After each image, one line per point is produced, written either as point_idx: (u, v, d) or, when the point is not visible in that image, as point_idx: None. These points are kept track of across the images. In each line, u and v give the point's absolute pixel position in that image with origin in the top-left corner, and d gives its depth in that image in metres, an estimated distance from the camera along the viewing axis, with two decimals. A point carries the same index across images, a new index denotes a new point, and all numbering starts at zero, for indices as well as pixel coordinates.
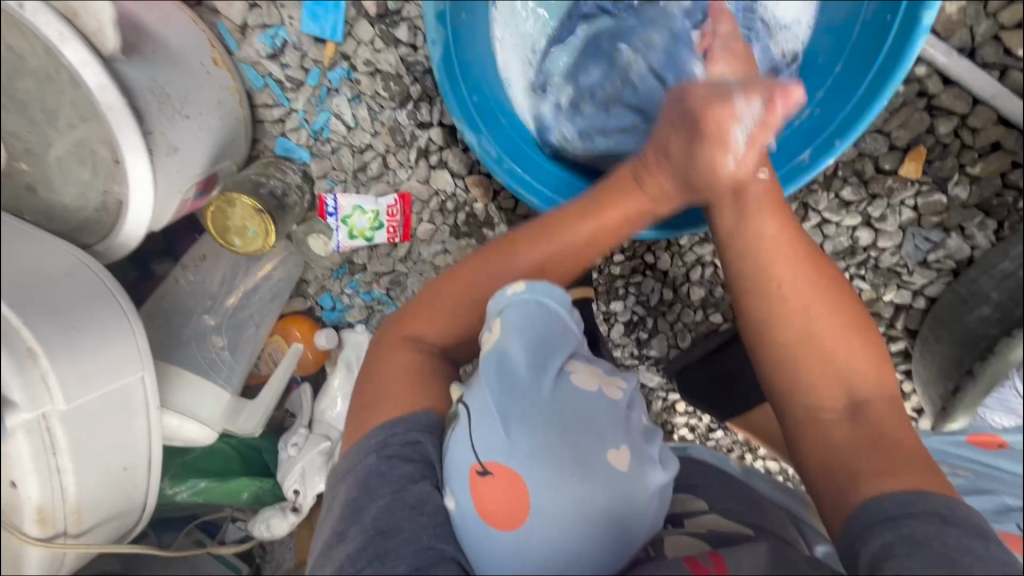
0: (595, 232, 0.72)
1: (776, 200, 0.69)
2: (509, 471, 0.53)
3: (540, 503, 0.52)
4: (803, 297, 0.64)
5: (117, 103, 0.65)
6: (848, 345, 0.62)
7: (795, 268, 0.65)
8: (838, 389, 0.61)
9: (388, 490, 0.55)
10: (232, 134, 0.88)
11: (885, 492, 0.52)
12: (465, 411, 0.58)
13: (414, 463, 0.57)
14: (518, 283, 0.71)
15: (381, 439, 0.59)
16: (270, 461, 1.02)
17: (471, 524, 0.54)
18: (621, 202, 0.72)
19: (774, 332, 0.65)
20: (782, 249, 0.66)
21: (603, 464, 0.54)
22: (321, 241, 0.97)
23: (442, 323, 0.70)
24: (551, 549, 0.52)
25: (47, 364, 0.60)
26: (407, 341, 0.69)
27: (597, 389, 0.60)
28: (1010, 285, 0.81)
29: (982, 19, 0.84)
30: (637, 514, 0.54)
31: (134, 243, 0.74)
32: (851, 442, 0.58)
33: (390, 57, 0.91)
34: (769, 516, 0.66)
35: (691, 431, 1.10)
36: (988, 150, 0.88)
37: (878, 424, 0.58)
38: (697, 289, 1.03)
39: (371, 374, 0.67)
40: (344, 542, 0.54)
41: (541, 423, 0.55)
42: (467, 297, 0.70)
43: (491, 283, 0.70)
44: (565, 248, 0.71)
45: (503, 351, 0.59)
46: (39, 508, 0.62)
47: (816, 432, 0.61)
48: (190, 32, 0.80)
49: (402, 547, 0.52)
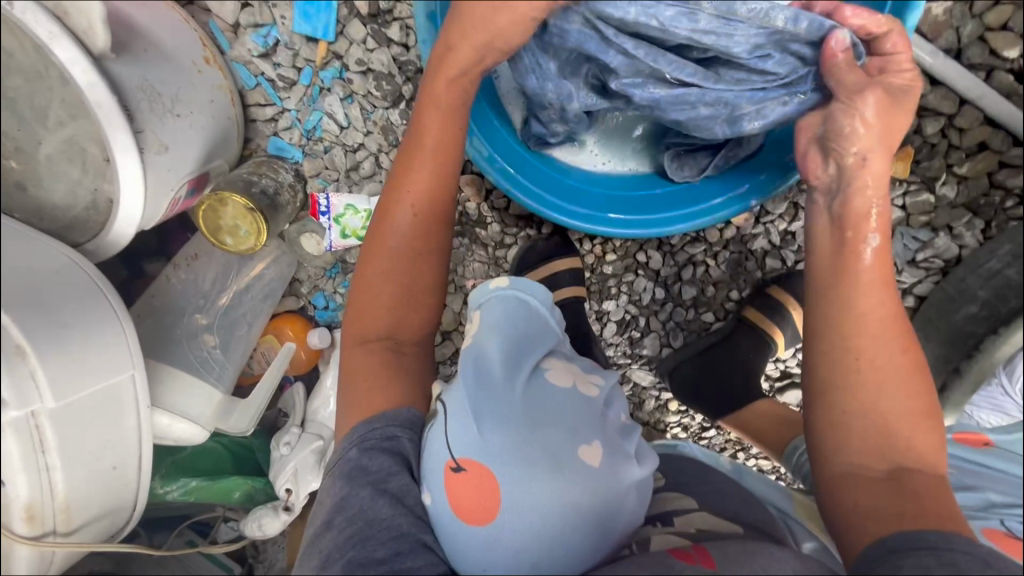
0: (434, 146, 0.72)
1: (884, 273, 0.68)
2: (481, 467, 0.54)
3: (512, 498, 0.52)
4: (879, 370, 0.64)
5: (107, 100, 0.64)
6: (909, 419, 0.63)
7: (880, 332, 0.66)
8: (883, 453, 0.62)
9: (369, 481, 0.57)
10: (224, 133, 0.88)
11: (904, 531, 0.54)
12: (442, 409, 0.59)
13: (392, 456, 0.59)
14: (412, 232, 0.73)
15: (360, 435, 0.61)
16: (263, 460, 1.02)
17: (446, 521, 0.54)
18: (429, 106, 0.72)
19: (840, 391, 0.65)
20: (874, 321, 0.66)
21: (573, 458, 0.54)
22: (314, 240, 0.98)
23: (378, 312, 0.71)
24: (525, 543, 0.52)
25: (36, 362, 0.60)
26: (355, 343, 0.70)
27: (570, 384, 0.61)
28: (996, 284, 0.85)
29: (968, 20, 0.85)
30: (612, 508, 0.54)
31: (125, 241, 0.74)
32: (886, 497, 0.59)
33: (382, 56, 0.91)
34: (758, 512, 0.66)
35: (684, 429, 1.11)
36: (974, 149, 0.88)
37: (918, 488, 0.58)
38: (689, 287, 1.04)
39: (346, 384, 0.67)
40: (332, 530, 0.55)
41: (512, 420, 0.55)
42: (377, 270, 0.72)
43: (389, 251, 0.72)
44: (422, 176, 0.73)
45: (480, 349, 0.61)
46: (28, 506, 0.62)
47: (846, 480, 0.62)
48: (181, 30, 0.80)
49: (383, 533, 0.53)
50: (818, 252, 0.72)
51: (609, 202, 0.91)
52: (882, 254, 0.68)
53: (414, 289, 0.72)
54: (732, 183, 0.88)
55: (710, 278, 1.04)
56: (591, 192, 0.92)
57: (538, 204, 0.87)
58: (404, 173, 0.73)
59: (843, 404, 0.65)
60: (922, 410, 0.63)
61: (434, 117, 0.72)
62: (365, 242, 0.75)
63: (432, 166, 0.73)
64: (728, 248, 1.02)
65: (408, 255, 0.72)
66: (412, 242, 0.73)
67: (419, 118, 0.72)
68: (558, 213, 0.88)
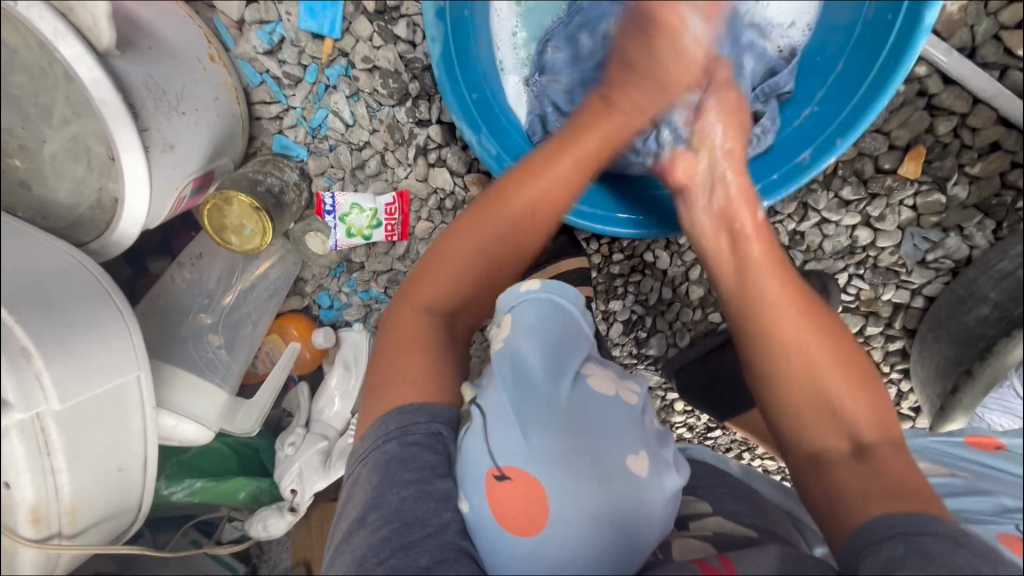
0: (578, 164, 0.74)
1: (774, 256, 0.71)
2: (527, 476, 0.53)
3: (559, 508, 0.52)
4: (802, 350, 0.65)
5: (111, 97, 0.63)
6: (848, 393, 0.63)
7: (793, 313, 0.66)
8: (842, 433, 0.62)
9: (411, 481, 0.56)
10: (229, 131, 0.87)
11: (869, 517, 0.53)
12: (478, 412, 0.59)
13: (436, 453, 0.58)
14: (528, 222, 0.74)
15: (401, 426, 0.60)
16: (267, 459, 1.01)
17: (487, 528, 0.53)
18: (596, 127, 0.75)
19: (776, 387, 0.65)
20: (781, 296, 0.67)
21: (622, 468, 0.54)
22: (320, 239, 0.97)
23: (450, 286, 0.72)
24: (569, 556, 0.51)
25: (41, 364, 0.59)
26: (418, 307, 0.70)
27: (613, 392, 0.60)
28: (1008, 286, 0.82)
29: (982, 18, 0.84)
30: (655, 520, 0.54)
31: (129, 241, 0.73)
32: (850, 478, 0.58)
33: (388, 53, 0.90)
34: (770, 515, 0.66)
35: (690, 430, 1.11)
36: (987, 150, 0.87)
37: (884, 464, 0.58)
38: (697, 288, 1.03)
39: (388, 350, 0.67)
40: (365, 528, 0.55)
41: (559, 428, 0.55)
42: (480, 248, 0.73)
43: (495, 236, 0.73)
44: (551, 187, 0.73)
45: (518, 351, 0.60)
46: (34, 508, 0.61)
47: (820, 468, 0.61)
48: (187, 26, 0.79)
49: (427, 540, 0.53)
50: (714, 257, 0.73)
51: (615, 202, 0.91)
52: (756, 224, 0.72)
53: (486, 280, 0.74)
54: (762, 171, 0.85)
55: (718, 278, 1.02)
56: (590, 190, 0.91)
57: None
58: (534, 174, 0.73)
59: (781, 391, 0.65)
60: (858, 378, 0.63)
61: (636, 81, 0.76)
62: (466, 212, 0.75)
63: (565, 179, 0.74)
64: None
65: (502, 250, 0.74)
66: (511, 237, 0.74)
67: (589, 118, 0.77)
68: None
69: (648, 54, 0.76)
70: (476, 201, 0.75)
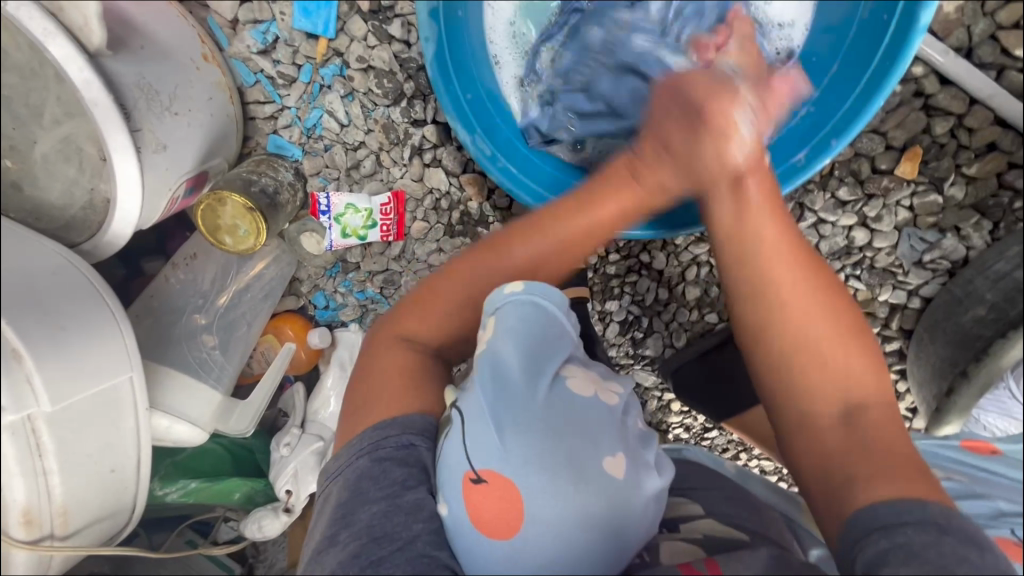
0: (592, 221, 0.72)
1: (774, 203, 0.69)
2: (503, 479, 0.54)
3: (535, 511, 0.53)
4: (800, 305, 0.64)
5: (103, 99, 0.63)
6: (843, 353, 0.62)
7: (787, 264, 0.65)
8: (836, 396, 0.60)
9: (382, 497, 0.56)
10: (223, 131, 0.87)
11: (872, 501, 0.52)
12: (457, 416, 0.59)
13: (408, 467, 0.58)
14: (518, 275, 0.71)
15: (374, 442, 0.60)
16: (262, 460, 1.01)
17: (464, 531, 0.54)
18: (615, 191, 0.72)
19: (772, 352, 0.64)
20: (776, 253, 0.66)
21: (598, 470, 0.54)
22: (314, 239, 0.96)
23: (440, 321, 0.71)
24: (545, 557, 0.52)
25: (31, 366, 0.59)
26: (399, 337, 0.70)
27: (592, 394, 0.61)
28: (1005, 287, 0.82)
29: (979, 19, 0.83)
30: (633, 521, 0.54)
31: (122, 242, 0.72)
32: (845, 448, 0.58)
33: (383, 53, 0.89)
34: (763, 517, 0.66)
35: (686, 430, 1.11)
36: (984, 150, 0.87)
37: (874, 430, 0.58)
38: (693, 288, 1.03)
39: (365, 374, 0.67)
40: (336, 546, 0.55)
41: (536, 431, 0.55)
42: (471, 288, 0.71)
43: (495, 281, 0.71)
44: (560, 242, 0.72)
45: (497, 354, 0.60)
46: (26, 509, 0.61)
47: (813, 435, 0.61)
48: (180, 25, 0.79)
49: (394, 555, 0.53)
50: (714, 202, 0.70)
51: None
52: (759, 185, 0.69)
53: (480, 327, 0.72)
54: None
55: (715, 278, 1.03)
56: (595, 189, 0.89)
57: (534, 199, 0.86)
58: (536, 238, 0.71)
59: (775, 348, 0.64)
60: (853, 343, 0.62)
61: (673, 124, 0.70)
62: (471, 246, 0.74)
63: (577, 238, 0.72)
64: None
65: None
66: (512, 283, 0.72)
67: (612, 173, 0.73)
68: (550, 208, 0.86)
69: (688, 128, 0.69)
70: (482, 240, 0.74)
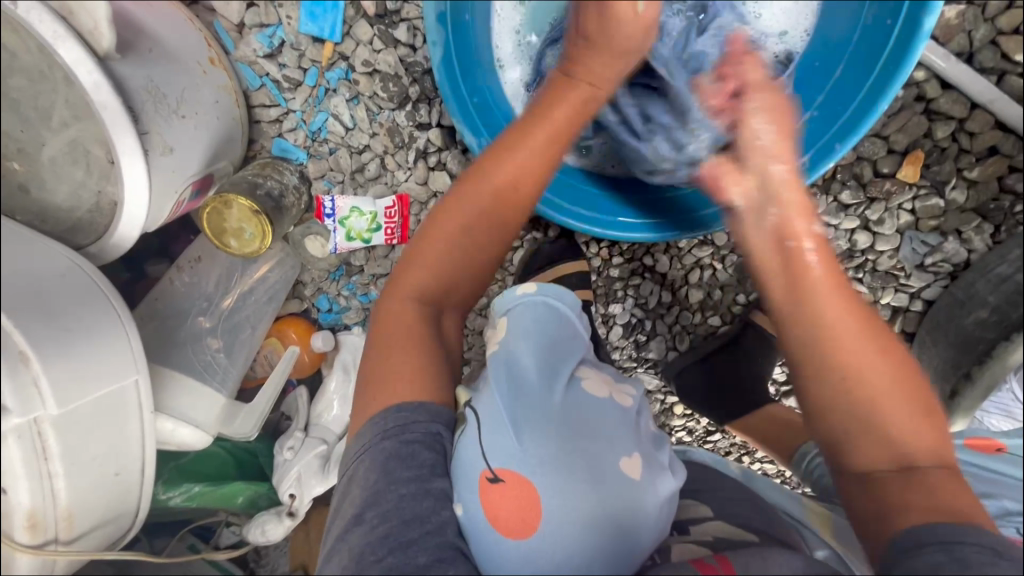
0: (551, 134, 0.72)
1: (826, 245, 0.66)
2: (520, 477, 0.55)
3: (552, 508, 0.54)
4: (856, 345, 0.61)
5: (112, 102, 0.63)
6: (903, 400, 0.59)
7: (844, 304, 0.62)
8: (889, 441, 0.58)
9: (410, 478, 0.55)
10: (229, 134, 0.87)
11: (906, 530, 0.52)
12: (472, 415, 0.60)
13: (435, 451, 0.58)
14: (495, 198, 0.72)
15: (399, 423, 0.59)
16: (265, 464, 1.00)
17: (480, 530, 0.54)
18: (565, 99, 0.73)
19: (830, 402, 0.61)
20: (835, 294, 0.63)
21: (614, 469, 0.56)
22: (319, 242, 0.96)
23: (438, 271, 0.72)
24: (562, 558, 0.52)
25: (39, 369, 0.59)
26: (406, 294, 0.70)
27: (606, 394, 0.64)
28: (1007, 289, 0.83)
29: (980, 24, 0.84)
30: (650, 522, 0.55)
31: (128, 244, 0.73)
32: (902, 492, 0.56)
33: (389, 57, 0.90)
34: (772, 519, 0.66)
35: (690, 433, 1.11)
36: (985, 154, 0.88)
37: (933, 477, 0.56)
38: (696, 291, 1.03)
39: (376, 348, 0.67)
40: (362, 526, 0.54)
41: (552, 430, 0.57)
42: (457, 231, 0.72)
43: (478, 214, 0.72)
44: (526, 158, 0.72)
45: (511, 354, 0.64)
46: (31, 513, 0.61)
47: (873, 487, 0.58)
48: (187, 29, 0.79)
49: (425, 539, 0.52)
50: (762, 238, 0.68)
51: (618, 206, 0.92)
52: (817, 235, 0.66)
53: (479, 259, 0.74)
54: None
55: (718, 282, 1.03)
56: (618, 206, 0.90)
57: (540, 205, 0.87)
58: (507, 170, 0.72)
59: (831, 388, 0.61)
60: (921, 406, 0.60)
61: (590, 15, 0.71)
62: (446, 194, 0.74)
63: (542, 153, 0.72)
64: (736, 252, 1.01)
65: (487, 229, 0.73)
66: (495, 213, 0.73)
67: (560, 89, 0.73)
68: (557, 214, 0.88)
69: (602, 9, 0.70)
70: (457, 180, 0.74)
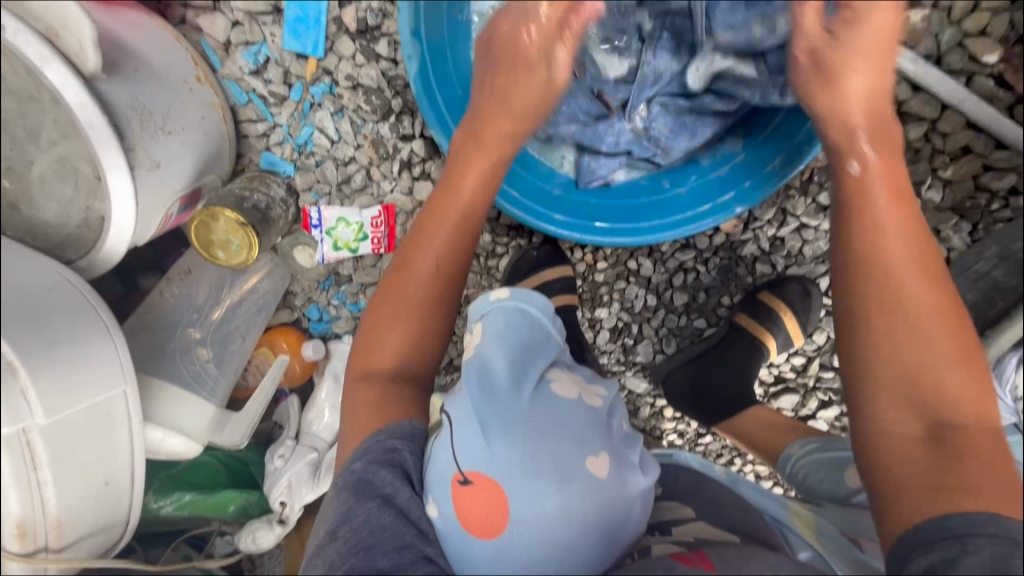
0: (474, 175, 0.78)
1: (892, 185, 0.66)
2: (488, 479, 0.57)
3: (519, 510, 0.56)
4: (914, 293, 0.61)
5: (98, 121, 0.66)
6: (956, 363, 0.59)
7: (909, 249, 0.63)
8: (920, 409, 0.58)
9: (377, 495, 0.60)
10: (217, 148, 0.89)
11: (934, 512, 0.52)
12: (446, 419, 0.64)
13: (393, 469, 0.62)
14: (429, 277, 0.76)
15: (366, 447, 0.65)
16: (257, 473, 1.02)
17: (450, 530, 0.58)
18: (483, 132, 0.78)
19: (861, 343, 0.63)
20: (902, 243, 0.63)
21: (580, 470, 0.58)
22: (307, 253, 1.00)
23: (386, 349, 0.74)
24: (530, 558, 0.55)
25: (26, 380, 0.60)
26: (355, 379, 0.73)
27: (575, 395, 0.67)
28: (983, 286, 0.90)
29: (946, 27, 0.85)
30: (619, 518, 0.58)
31: (116, 258, 0.75)
32: (928, 464, 0.55)
33: (371, 71, 0.92)
34: (755, 520, 0.67)
35: (680, 436, 1.12)
36: (958, 153, 0.89)
37: (962, 438, 0.56)
38: (681, 294, 1.05)
39: (344, 411, 0.71)
40: (336, 540, 0.57)
41: (519, 433, 0.59)
42: (393, 310, 0.75)
43: (410, 294, 0.75)
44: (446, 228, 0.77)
45: (485, 359, 0.66)
46: (19, 522, 0.62)
47: (893, 451, 0.59)
48: (174, 49, 0.82)
49: (385, 543, 0.56)
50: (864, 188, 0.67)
51: (596, 210, 0.91)
52: (881, 161, 0.67)
53: (425, 326, 0.75)
54: (714, 194, 0.88)
55: (702, 284, 1.05)
56: (602, 209, 0.91)
57: (525, 213, 0.87)
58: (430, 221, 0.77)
59: (882, 348, 0.61)
60: (962, 358, 0.59)
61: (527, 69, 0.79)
62: (380, 285, 0.78)
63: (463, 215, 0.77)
64: (718, 255, 1.03)
65: (422, 303, 0.75)
66: (423, 287, 0.76)
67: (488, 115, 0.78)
68: (544, 221, 0.88)
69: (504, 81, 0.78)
70: (388, 272, 0.78)
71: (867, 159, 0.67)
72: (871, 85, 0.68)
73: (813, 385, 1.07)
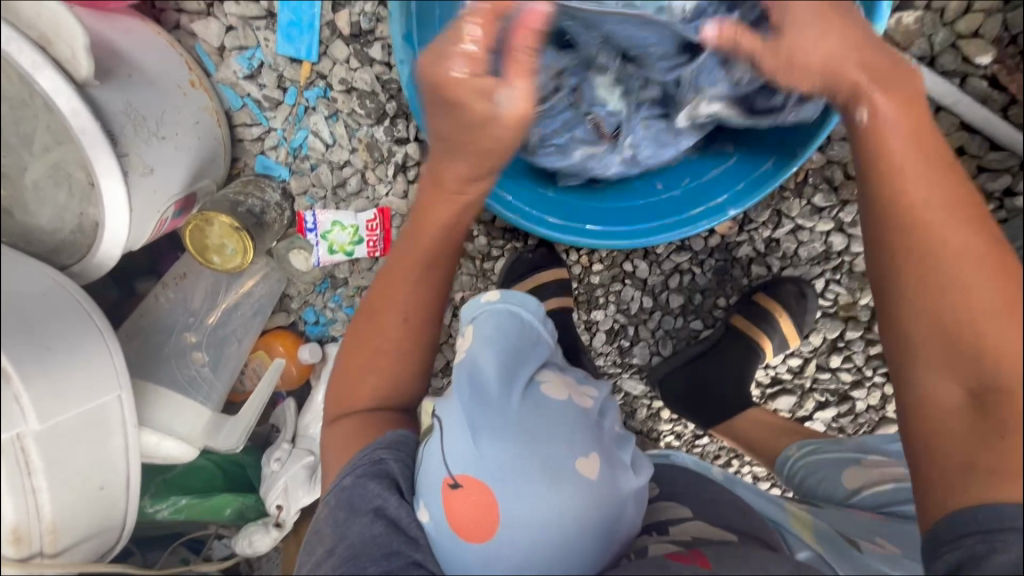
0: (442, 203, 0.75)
1: (910, 123, 0.60)
2: (478, 481, 0.58)
3: (509, 513, 0.56)
4: (945, 245, 0.56)
5: (90, 126, 0.65)
6: (1002, 315, 0.54)
7: (935, 195, 0.58)
8: (962, 375, 0.55)
9: (367, 510, 0.60)
10: (212, 153, 0.89)
11: (967, 499, 0.52)
12: (438, 423, 0.64)
13: (381, 480, 0.62)
14: (404, 311, 0.75)
15: (354, 461, 0.65)
16: (253, 476, 1.02)
17: (442, 534, 0.58)
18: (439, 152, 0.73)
19: (893, 306, 0.59)
20: (924, 188, 0.58)
21: (571, 471, 0.59)
22: (302, 256, 0.98)
23: (367, 385, 0.73)
24: (521, 560, 0.55)
25: (20, 385, 0.61)
26: (339, 415, 0.72)
27: (565, 396, 0.67)
28: None
29: (939, 28, 0.85)
30: (611, 518, 0.59)
31: (112, 263, 0.75)
32: (963, 439, 0.54)
33: (365, 75, 0.92)
34: (754, 519, 0.67)
35: (678, 438, 1.12)
36: (952, 155, 0.89)
37: (1009, 402, 0.52)
38: (677, 296, 1.05)
39: (332, 433, 0.71)
40: (332, 559, 0.58)
41: (510, 436, 0.60)
42: (370, 347, 0.74)
43: (387, 331, 0.74)
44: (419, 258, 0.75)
45: (475, 362, 0.66)
46: (14, 529, 0.63)
47: (929, 422, 0.57)
48: (168, 54, 0.82)
49: (375, 550, 0.57)
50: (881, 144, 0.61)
51: (588, 213, 0.91)
52: (898, 105, 0.60)
53: (405, 358, 0.74)
54: (705, 198, 0.88)
55: (698, 286, 1.05)
56: (593, 213, 0.91)
57: (518, 217, 0.87)
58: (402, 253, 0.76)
59: (917, 312, 0.57)
60: (1006, 307, 0.54)
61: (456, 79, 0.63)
62: (356, 324, 0.77)
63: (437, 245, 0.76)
64: (714, 256, 1.03)
65: (400, 337, 0.74)
66: (399, 322, 0.74)
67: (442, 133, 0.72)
68: (538, 225, 0.87)
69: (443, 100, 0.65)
70: (363, 310, 0.77)
71: (879, 102, 0.60)
72: (853, 35, 0.61)
73: (809, 386, 1.07)
